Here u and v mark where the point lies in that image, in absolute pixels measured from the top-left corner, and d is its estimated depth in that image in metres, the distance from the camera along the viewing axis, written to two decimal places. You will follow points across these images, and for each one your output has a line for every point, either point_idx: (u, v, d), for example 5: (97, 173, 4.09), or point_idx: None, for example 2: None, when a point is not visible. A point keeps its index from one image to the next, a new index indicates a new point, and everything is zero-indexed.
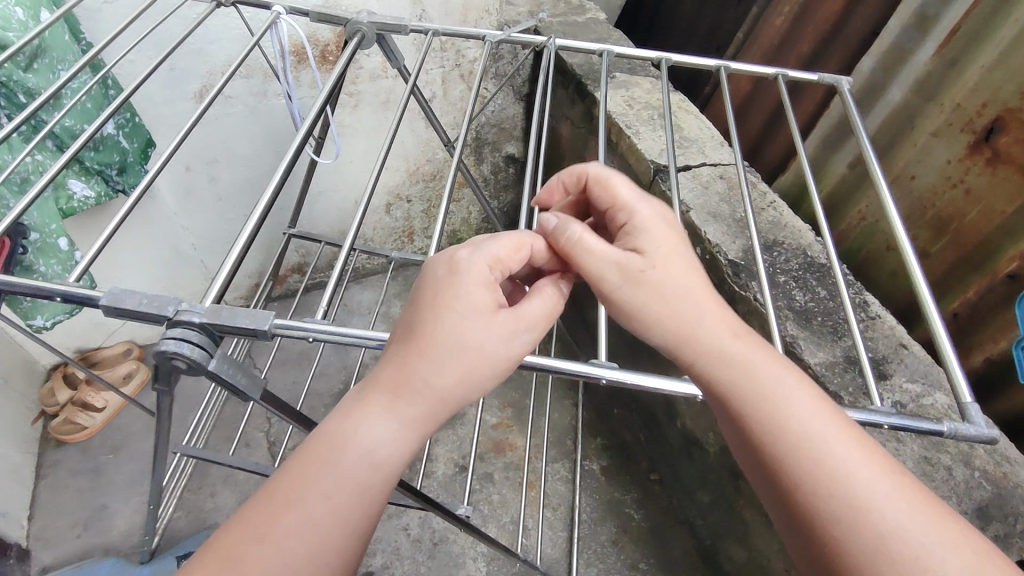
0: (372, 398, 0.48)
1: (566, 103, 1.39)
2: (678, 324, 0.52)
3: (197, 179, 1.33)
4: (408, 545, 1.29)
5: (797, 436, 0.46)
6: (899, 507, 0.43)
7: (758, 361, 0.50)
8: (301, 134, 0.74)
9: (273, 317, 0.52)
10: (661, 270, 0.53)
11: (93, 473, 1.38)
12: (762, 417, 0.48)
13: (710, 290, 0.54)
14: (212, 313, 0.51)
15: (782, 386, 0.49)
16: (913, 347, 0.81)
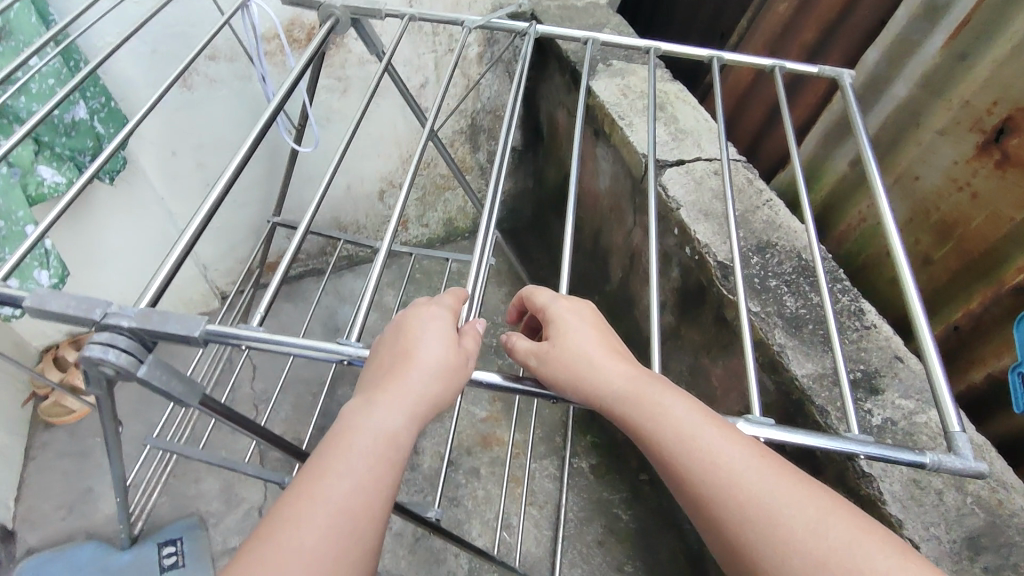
0: (369, 396, 0.54)
1: (564, 91, 1.34)
2: (588, 372, 0.56)
3: (183, 163, 1.30)
4: (390, 538, 1.28)
5: (694, 451, 0.50)
6: (797, 499, 0.47)
7: (652, 389, 0.54)
8: (269, 114, 0.71)
9: (205, 323, 0.50)
10: (572, 341, 0.59)
11: (81, 456, 1.38)
12: (665, 441, 0.51)
13: (610, 342, 0.60)
14: (142, 316, 0.48)
15: (679, 410, 0.53)
16: (909, 360, 0.76)
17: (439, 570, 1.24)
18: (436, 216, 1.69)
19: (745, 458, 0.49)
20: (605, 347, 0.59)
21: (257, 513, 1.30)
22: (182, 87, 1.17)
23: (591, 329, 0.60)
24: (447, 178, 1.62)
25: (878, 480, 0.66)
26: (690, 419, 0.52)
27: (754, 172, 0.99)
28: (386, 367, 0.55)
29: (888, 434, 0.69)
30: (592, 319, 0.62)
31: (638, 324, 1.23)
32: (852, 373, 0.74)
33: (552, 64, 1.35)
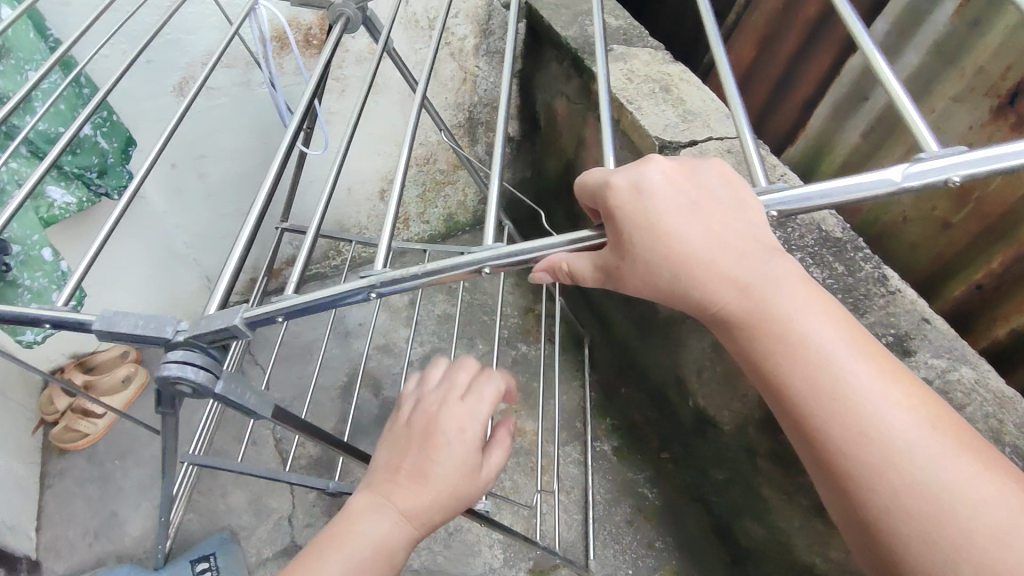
0: (375, 502, 0.61)
1: (562, 79, 1.35)
2: (698, 282, 0.48)
3: (185, 175, 1.28)
4: (423, 535, 1.28)
5: (825, 392, 0.45)
6: (937, 447, 0.43)
7: (784, 305, 0.47)
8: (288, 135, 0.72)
9: (242, 309, 0.48)
10: (667, 232, 0.47)
11: (99, 481, 1.35)
12: (793, 377, 0.46)
13: (725, 217, 0.48)
14: (193, 323, 0.48)
15: (813, 334, 0.47)
16: (937, 322, 0.79)
17: (475, 562, 1.25)
18: (437, 212, 1.68)
19: (884, 402, 0.44)
20: (714, 235, 0.48)
21: (287, 522, 1.30)
22: (180, 96, 1.13)
23: (688, 204, 0.48)
24: (447, 173, 1.62)
25: None
26: (825, 345, 0.46)
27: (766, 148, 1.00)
28: (400, 480, 0.62)
29: None
30: (691, 185, 0.49)
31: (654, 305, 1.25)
32: (885, 336, 0.77)
33: (549, 52, 1.35)
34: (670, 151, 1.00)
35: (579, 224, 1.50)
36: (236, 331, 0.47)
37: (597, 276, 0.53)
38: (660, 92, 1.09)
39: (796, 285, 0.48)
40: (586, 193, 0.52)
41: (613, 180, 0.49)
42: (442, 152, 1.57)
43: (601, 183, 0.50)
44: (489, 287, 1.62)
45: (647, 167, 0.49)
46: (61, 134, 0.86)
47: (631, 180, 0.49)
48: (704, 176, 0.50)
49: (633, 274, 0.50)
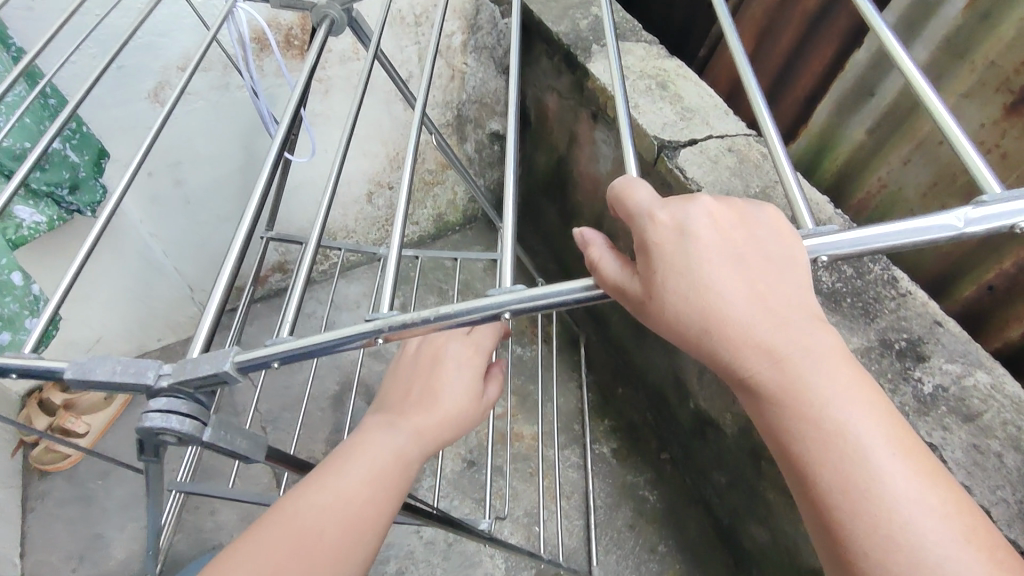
0: (392, 423, 0.73)
1: (552, 74, 1.31)
2: (729, 348, 0.46)
3: (163, 184, 1.23)
4: (421, 547, 1.25)
5: (854, 481, 0.43)
6: (961, 556, 0.41)
7: (819, 383, 0.45)
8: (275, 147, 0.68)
9: (232, 352, 0.44)
10: (706, 288, 0.45)
11: (83, 502, 1.30)
12: (821, 459, 0.44)
13: (769, 280, 0.46)
14: (178, 368, 0.44)
15: (846, 417, 0.44)
16: (949, 324, 0.77)
17: (475, 573, 1.23)
18: (426, 212, 1.64)
19: (912, 500, 0.43)
20: (755, 297, 0.45)
21: None
22: (155, 103, 1.08)
23: (732, 259, 0.46)
24: (435, 173, 1.57)
25: (940, 448, 0.67)
26: (859, 429, 0.44)
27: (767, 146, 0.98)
28: (408, 406, 0.76)
29: (941, 401, 0.70)
30: (738, 236, 0.47)
31: None
32: (897, 342, 0.75)
33: (539, 47, 1.31)
34: (669, 150, 0.97)
35: (573, 223, 1.46)
36: (228, 377, 0.44)
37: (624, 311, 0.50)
38: (656, 89, 1.06)
39: (835, 362, 0.46)
40: (626, 218, 0.49)
41: (660, 216, 0.47)
42: (430, 152, 1.52)
43: (647, 215, 0.48)
44: (481, 288, 1.58)
45: (696, 208, 0.47)
46: (26, 150, 0.80)
47: (678, 220, 0.47)
48: (756, 225, 0.47)
49: (662, 322, 0.48)
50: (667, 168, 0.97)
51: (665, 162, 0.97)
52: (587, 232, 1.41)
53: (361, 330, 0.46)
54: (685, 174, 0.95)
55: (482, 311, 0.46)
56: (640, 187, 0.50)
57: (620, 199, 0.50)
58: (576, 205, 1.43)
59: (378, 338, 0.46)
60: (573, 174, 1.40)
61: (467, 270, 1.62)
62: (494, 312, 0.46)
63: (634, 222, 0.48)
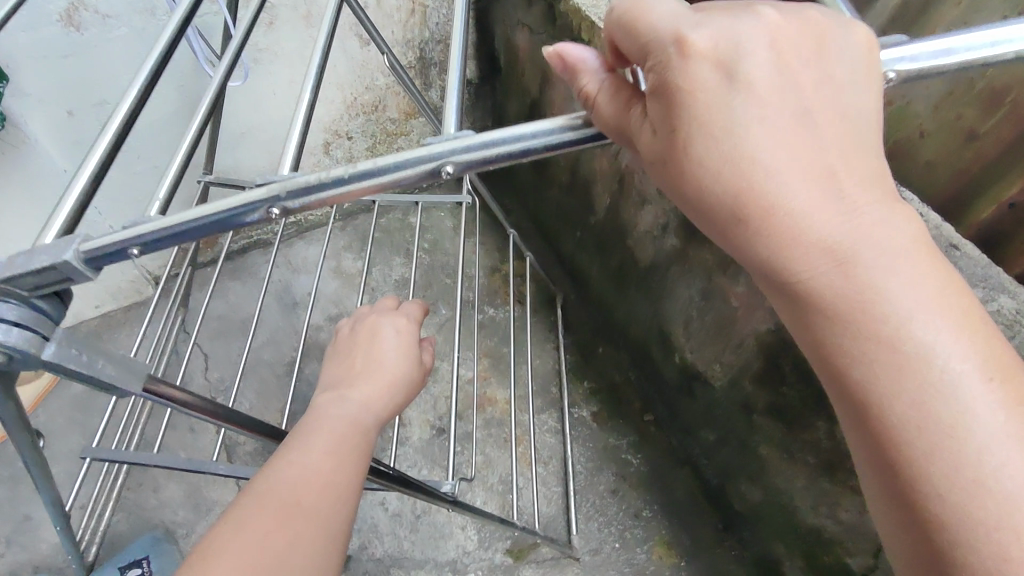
0: (341, 396, 0.67)
1: (522, 5, 1.19)
2: (777, 238, 0.37)
3: (88, 126, 1.09)
4: (387, 521, 1.15)
5: (929, 403, 0.35)
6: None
7: (890, 285, 0.36)
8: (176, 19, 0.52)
9: (75, 243, 0.35)
10: (753, 154, 0.36)
11: (8, 482, 1.17)
12: (886, 376, 0.36)
13: (832, 153, 0.37)
14: (6, 266, 0.34)
15: (923, 327, 0.36)
16: (966, 248, 0.68)
17: (445, 546, 1.13)
18: None
19: (1002, 430, 0.34)
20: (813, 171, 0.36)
21: None
22: (70, 27, 0.97)
23: (791, 116, 0.36)
24: (399, 122, 1.45)
25: None
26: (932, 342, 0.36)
27: None
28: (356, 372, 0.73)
29: None
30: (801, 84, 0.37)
31: (634, 255, 1.14)
32: None
33: None
34: None
35: (547, 173, 1.36)
36: (72, 273, 0.36)
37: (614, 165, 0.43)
38: None
39: (913, 259, 0.37)
40: (639, 50, 0.39)
41: (692, 41, 0.36)
42: (392, 98, 1.40)
43: (672, 43, 0.37)
44: (451, 247, 1.47)
45: (749, 35, 0.37)
46: None
47: (719, 52, 0.36)
48: (824, 72, 0.38)
49: (689, 200, 0.39)
50: None
51: None
52: (561, 181, 1.31)
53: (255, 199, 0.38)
54: None
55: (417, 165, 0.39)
56: (660, 3, 0.38)
57: (627, 20, 0.39)
58: (551, 153, 1.32)
59: (277, 209, 0.39)
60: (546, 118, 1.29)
61: (434, 229, 1.49)
62: (433, 166, 0.40)
63: (649, 52, 0.38)
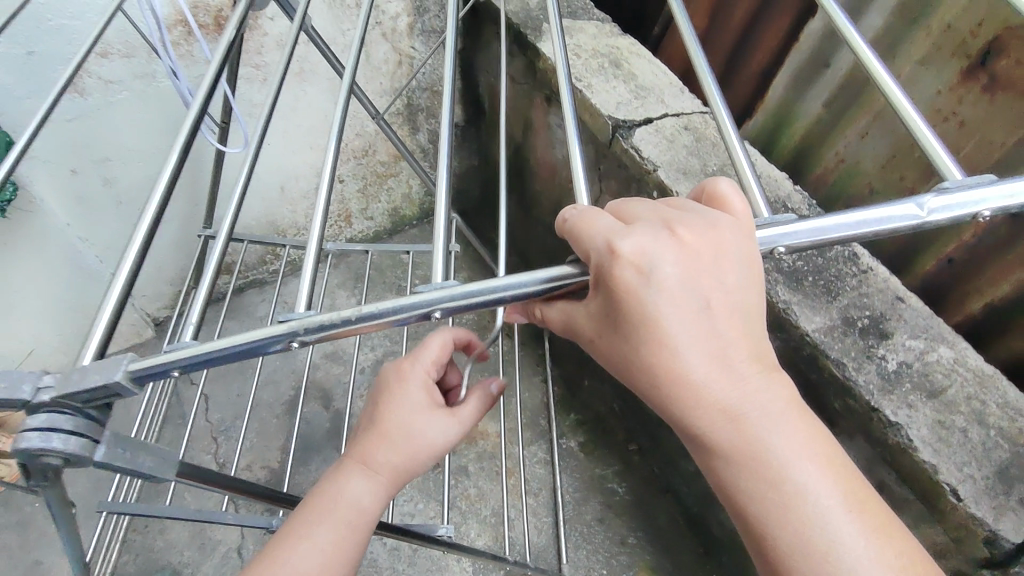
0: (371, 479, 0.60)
1: (504, 58, 1.26)
2: (689, 409, 0.47)
3: (89, 181, 1.14)
4: (384, 555, 1.20)
5: (807, 535, 0.45)
6: None
7: (774, 447, 0.47)
8: (190, 120, 0.59)
9: (125, 363, 0.40)
10: (670, 347, 0.46)
11: (17, 528, 1.21)
12: (777, 517, 0.46)
13: (727, 344, 0.47)
14: (63, 379, 0.39)
15: (800, 475, 0.46)
16: (910, 299, 0.74)
17: None
18: (380, 207, 1.57)
19: (864, 554, 0.44)
20: (714, 359, 0.47)
21: (235, 554, 1.20)
22: (74, 92, 1.02)
23: (695, 308, 0.46)
24: (388, 164, 1.51)
25: (905, 427, 0.65)
26: (806, 482, 0.46)
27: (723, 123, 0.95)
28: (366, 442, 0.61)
29: (906, 378, 0.68)
30: (706, 281, 0.46)
31: None
32: (860, 320, 0.72)
33: (488, 29, 1.27)
34: (624, 130, 0.93)
35: (531, 213, 1.42)
36: (124, 391, 0.40)
37: (559, 323, 0.55)
38: (610, 67, 1.02)
39: (789, 418, 0.47)
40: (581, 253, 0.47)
41: (624, 250, 0.45)
42: (381, 143, 1.46)
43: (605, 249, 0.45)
44: None
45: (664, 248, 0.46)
46: None
47: (643, 260, 0.45)
48: (722, 260, 0.46)
49: (621, 364, 0.50)
50: (623, 149, 0.93)
51: (620, 142, 0.93)
52: (545, 220, 1.38)
53: (277, 335, 0.42)
54: (641, 155, 0.91)
55: (405, 313, 0.43)
56: (597, 219, 0.47)
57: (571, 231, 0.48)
58: (534, 194, 1.38)
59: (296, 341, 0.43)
60: (528, 162, 1.36)
61: (424, 266, 1.55)
62: (424, 312, 0.44)
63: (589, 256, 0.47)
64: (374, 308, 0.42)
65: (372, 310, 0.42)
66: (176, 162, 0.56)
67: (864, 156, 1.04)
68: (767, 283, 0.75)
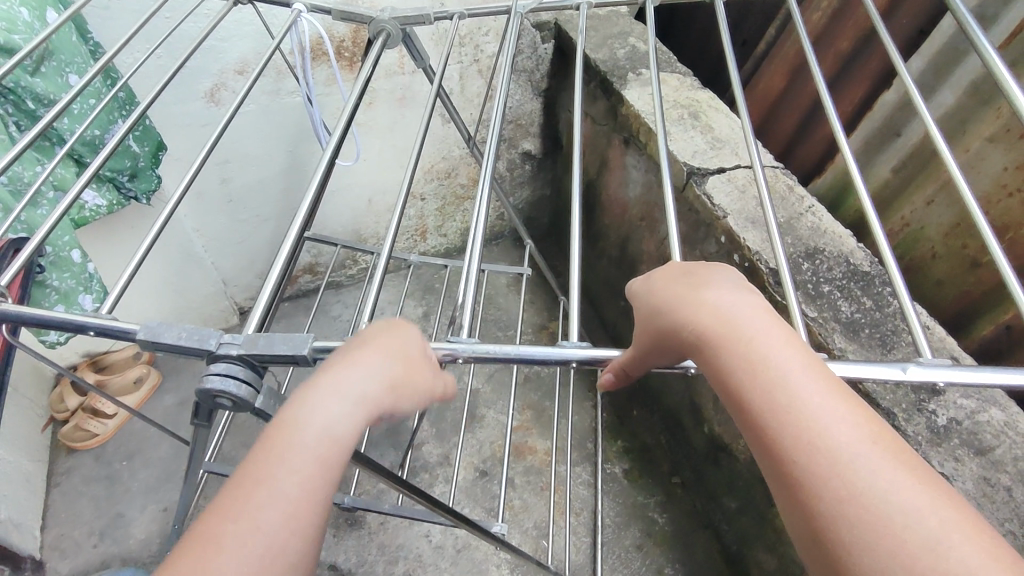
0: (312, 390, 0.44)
1: (587, 100, 1.36)
2: (679, 309, 0.48)
3: (209, 181, 1.29)
4: (430, 551, 1.27)
5: (777, 391, 0.40)
6: (897, 477, 0.36)
7: (746, 319, 0.45)
8: (329, 154, 0.72)
9: (312, 340, 0.48)
10: (666, 288, 0.51)
11: (106, 481, 1.34)
12: (746, 375, 0.42)
13: (719, 276, 0.50)
14: (250, 342, 0.48)
15: (778, 349, 0.43)
16: (965, 361, 0.78)
17: None
18: (454, 226, 1.70)
19: (852, 433, 0.38)
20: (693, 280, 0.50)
21: None
22: (211, 102, 1.14)
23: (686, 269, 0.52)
24: (467, 188, 1.63)
25: (951, 478, 0.69)
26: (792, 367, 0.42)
27: (794, 178, 1.01)
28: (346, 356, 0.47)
29: (955, 433, 0.72)
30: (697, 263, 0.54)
31: None
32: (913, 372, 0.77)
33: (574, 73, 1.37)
34: (698, 177, 1.01)
35: (598, 244, 1.50)
36: (303, 359, 0.48)
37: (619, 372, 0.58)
38: (688, 119, 1.09)
39: (776, 323, 0.45)
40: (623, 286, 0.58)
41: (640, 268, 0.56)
42: (463, 167, 1.57)
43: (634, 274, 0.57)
44: (503, 303, 1.62)
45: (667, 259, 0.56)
46: (98, 138, 0.88)
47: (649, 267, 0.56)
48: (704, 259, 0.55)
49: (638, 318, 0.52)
50: (695, 194, 1.01)
51: (693, 187, 1.01)
52: (610, 254, 1.46)
53: (451, 348, 0.50)
54: (712, 201, 0.98)
55: (549, 358, 0.49)
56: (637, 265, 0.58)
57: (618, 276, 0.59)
58: (602, 228, 1.46)
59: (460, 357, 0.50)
60: (600, 197, 1.44)
61: (490, 285, 1.65)
62: (562, 359, 0.49)
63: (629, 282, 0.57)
64: (527, 350, 0.49)
65: (525, 350, 0.49)
66: (319, 182, 0.68)
67: (930, 222, 1.06)
68: (826, 330, 0.82)
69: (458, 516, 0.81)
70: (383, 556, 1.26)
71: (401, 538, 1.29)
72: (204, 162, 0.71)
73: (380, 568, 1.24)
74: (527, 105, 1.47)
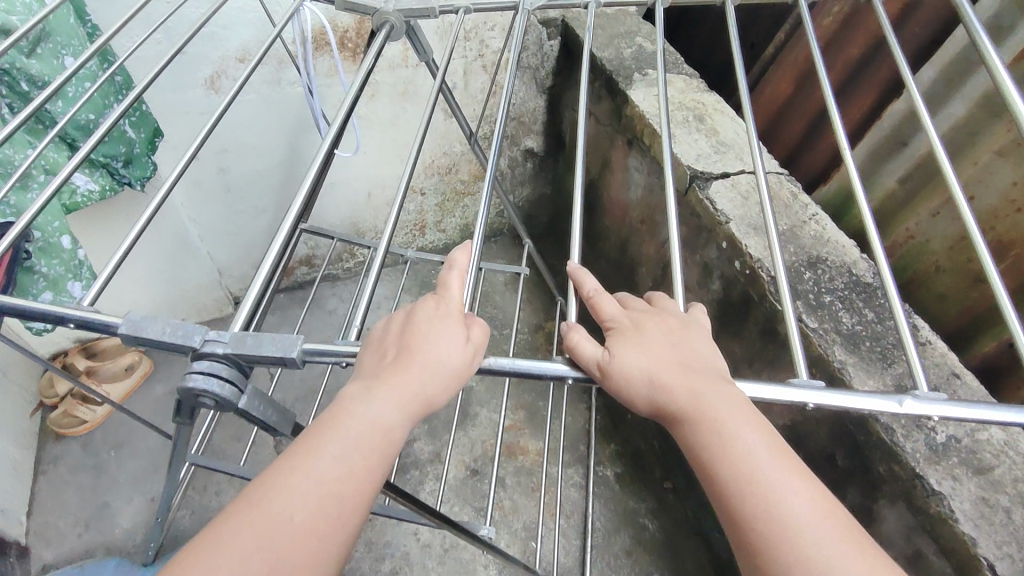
0: (369, 382, 0.48)
1: (591, 99, 1.34)
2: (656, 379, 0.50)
3: (206, 169, 1.27)
4: (417, 550, 1.26)
5: (743, 467, 0.45)
6: (842, 552, 0.41)
7: (715, 395, 0.48)
8: (327, 145, 0.70)
9: (302, 341, 0.47)
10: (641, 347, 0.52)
11: (93, 470, 1.33)
12: (716, 453, 0.46)
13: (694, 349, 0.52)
14: (237, 341, 0.46)
15: (743, 428, 0.46)
16: (966, 377, 0.77)
17: None
18: (454, 221, 1.69)
19: (806, 509, 0.43)
20: (676, 345, 0.52)
21: None
22: (210, 90, 1.12)
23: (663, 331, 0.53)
24: (467, 184, 1.61)
25: (948, 498, 0.68)
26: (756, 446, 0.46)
27: (799, 185, 0.99)
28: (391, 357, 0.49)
29: (953, 452, 0.70)
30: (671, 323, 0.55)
31: None
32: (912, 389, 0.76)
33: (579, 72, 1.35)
34: (702, 181, 0.99)
35: (598, 245, 1.49)
36: (291, 361, 0.46)
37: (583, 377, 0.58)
38: (693, 121, 1.08)
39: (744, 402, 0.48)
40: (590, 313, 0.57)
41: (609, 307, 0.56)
42: (464, 163, 1.55)
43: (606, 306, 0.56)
44: (501, 301, 1.60)
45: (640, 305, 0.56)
46: (92, 122, 0.86)
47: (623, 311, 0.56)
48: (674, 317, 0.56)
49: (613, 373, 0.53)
50: (697, 198, 0.99)
51: (696, 191, 0.99)
52: (610, 256, 1.44)
53: None
54: (714, 206, 0.97)
55: (545, 372, 0.49)
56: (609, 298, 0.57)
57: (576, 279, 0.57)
58: (602, 229, 1.45)
59: None
60: (601, 198, 1.43)
61: (487, 282, 1.64)
62: (559, 374, 0.49)
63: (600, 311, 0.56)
64: (525, 363, 0.48)
65: (523, 363, 0.48)
66: (316, 173, 0.66)
67: (935, 235, 1.05)
68: (825, 341, 0.81)
69: (443, 519, 0.80)
70: (370, 553, 1.25)
71: (389, 536, 1.28)
72: (198, 150, 0.69)
73: (366, 565, 1.23)
74: (531, 103, 1.46)
